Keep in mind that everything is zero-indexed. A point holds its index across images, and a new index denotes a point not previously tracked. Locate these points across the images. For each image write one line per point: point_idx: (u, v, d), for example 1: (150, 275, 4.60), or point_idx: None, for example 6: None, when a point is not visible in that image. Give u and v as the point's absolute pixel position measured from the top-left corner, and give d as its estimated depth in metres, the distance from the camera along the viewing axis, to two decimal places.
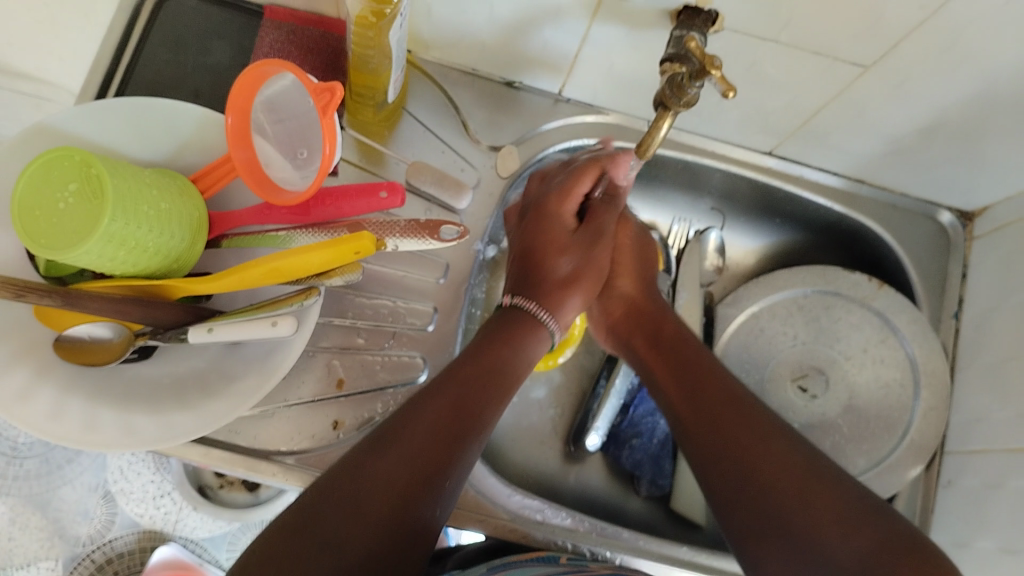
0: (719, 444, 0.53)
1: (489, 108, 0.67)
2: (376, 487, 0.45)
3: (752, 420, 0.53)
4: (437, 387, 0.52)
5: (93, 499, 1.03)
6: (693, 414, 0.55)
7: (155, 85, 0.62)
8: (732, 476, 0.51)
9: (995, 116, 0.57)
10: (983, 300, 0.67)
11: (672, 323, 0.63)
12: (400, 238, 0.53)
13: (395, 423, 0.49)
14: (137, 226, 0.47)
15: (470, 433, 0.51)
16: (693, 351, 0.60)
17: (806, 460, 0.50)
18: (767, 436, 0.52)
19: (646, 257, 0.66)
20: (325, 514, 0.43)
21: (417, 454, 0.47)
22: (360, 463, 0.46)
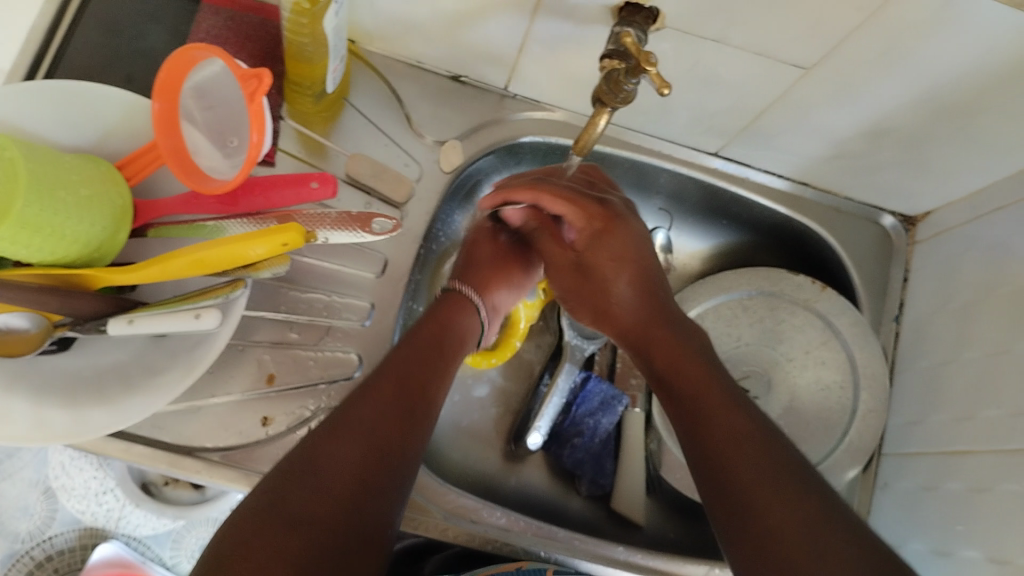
0: (719, 476, 0.48)
1: (434, 101, 0.66)
2: (342, 464, 0.46)
3: (762, 453, 0.48)
4: (391, 359, 0.54)
5: (34, 494, 0.99)
6: (695, 442, 0.51)
7: (86, 68, 0.60)
8: (726, 505, 0.47)
9: (936, 122, 0.57)
10: (923, 305, 0.68)
11: (665, 338, 0.57)
12: (332, 231, 0.52)
13: (354, 401, 0.50)
14: (54, 213, 0.46)
15: (419, 409, 0.52)
16: (690, 376, 0.54)
17: (819, 502, 0.45)
18: (763, 447, 0.48)
19: (588, 290, 0.62)
20: (292, 491, 0.44)
21: (377, 431, 0.48)
22: (321, 440, 0.47)
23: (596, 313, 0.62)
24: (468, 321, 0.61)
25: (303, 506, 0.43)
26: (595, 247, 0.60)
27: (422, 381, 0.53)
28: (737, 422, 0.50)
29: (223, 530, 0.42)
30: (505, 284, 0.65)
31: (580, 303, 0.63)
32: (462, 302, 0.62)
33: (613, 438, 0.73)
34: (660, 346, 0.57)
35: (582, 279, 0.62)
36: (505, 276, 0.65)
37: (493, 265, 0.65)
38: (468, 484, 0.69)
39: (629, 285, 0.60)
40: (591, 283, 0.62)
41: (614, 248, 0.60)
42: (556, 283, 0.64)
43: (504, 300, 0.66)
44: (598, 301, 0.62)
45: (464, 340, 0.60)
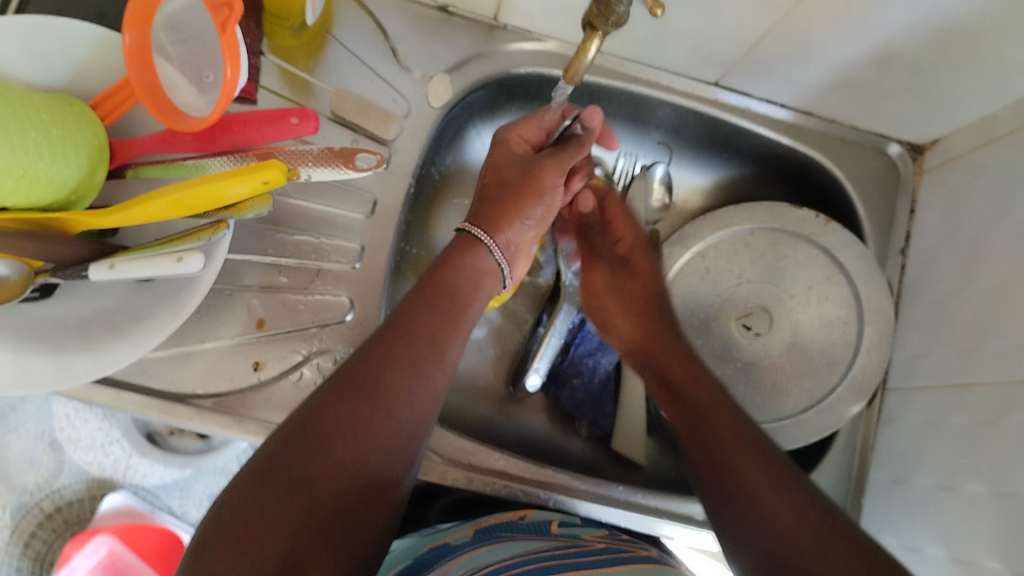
0: (726, 483, 0.48)
1: (420, 33, 0.64)
2: (352, 427, 0.43)
3: (765, 462, 0.48)
4: (404, 309, 0.50)
5: (40, 446, 0.99)
6: (702, 452, 0.51)
7: (56, 4, 0.58)
8: (734, 505, 0.47)
9: (945, 43, 0.54)
10: (930, 236, 0.66)
11: (681, 360, 0.57)
12: (314, 168, 0.50)
13: (365, 353, 0.47)
14: (24, 152, 0.44)
15: (434, 362, 0.48)
16: (705, 391, 0.54)
17: (820, 506, 0.44)
18: (775, 465, 0.47)
19: (632, 287, 0.64)
20: (294, 452, 0.41)
21: (389, 390, 0.45)
22: (329, 399, 0.44)
23: (629, 308, 0.63)
24: (481, 262, 0.54)
25: (306, 471, 0.41)
26: (640, 252, 0.65)
27: (436, 331, 0.49)
28: (739, 434, 0.50)
29: (224, 491, 0.40)
30: (522, 215, 0.56)
31: (611, 298, 0.65)
32: (473, 245, 0.54)
33: (613, 378, 0.71)
34: (673, 356, 0.58)
35: (622, 278, 0.65)
36: (523, 206, 0.56)
37: (508, 194, 0.56)
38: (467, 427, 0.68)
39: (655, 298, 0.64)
40: (633, 282, 0.64)
41: (653, 265, 0.65)
42: (590, 278, 0.66)
43: (523, 233, 0.57)
44: (636, 299, 0.63)
45: (481, 282, 0.54)
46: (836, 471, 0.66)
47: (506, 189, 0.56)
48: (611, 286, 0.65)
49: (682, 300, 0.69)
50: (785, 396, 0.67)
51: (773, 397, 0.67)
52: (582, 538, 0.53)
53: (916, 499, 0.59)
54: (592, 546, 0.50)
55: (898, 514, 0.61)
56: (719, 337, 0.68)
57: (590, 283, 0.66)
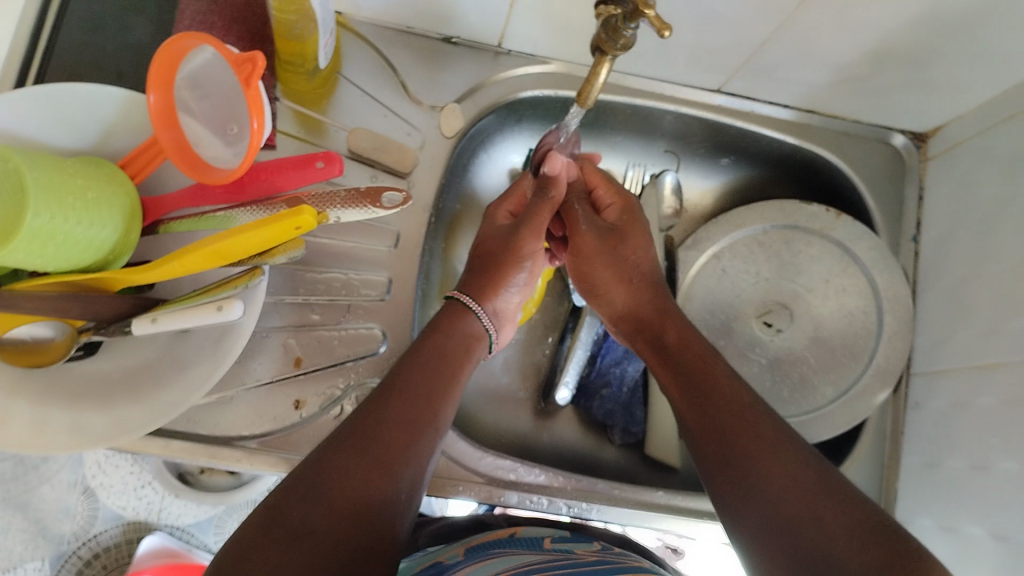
0: (726, 452, 0.47)
1: (427, 65, 0.65)
2: (354, 477, 0.43)
3: (763, 431, 0.47)
4: (400, 368, 0.50)
5: (74, 495, 0.98)
6: (700, 423, 0.49)
7: (74, 68, 0.60)
8: (728, 470, 0.46)
9: (941, 37, 0.56)
10: (940, 222, 0.67)
11: (676, 326, 0.56)
12: (342, 210, 0.51)
13: (363, 414, 0.47)
14: (63, 219, 0.45)
15: (430, 419, 0.49)
16: (695, 352, 0.53)
17: (814, 468, 0.44)
18: (778, 441, 0.46)
19: (623, 251, 0.60)
20: (297, 501, 0.41)
21: (388, 443, 0.45)
22: (330, 453, 0.44)
23: (622, 275, 0.59)
24: (471, 326, 0.55)
25: (309, 519, 0.40)
26: (630, 214, 0.62)
27: (433, 390, 0.50)
28: (734, 403, 0.49)
29: (227, 543, 0.39)
30: (508, 282, 0.58)
31: (605, 265, 0.60)
32: (462, 312, 0.56)
33: (640, 386, 0.72)
34: (670, 324, 0.56)
35: (613, 238, 0.60)
36: (507, 275, 0.58)
37: (494, 263, 0.58)
38: (503, 445, 0.69)
39: (651, 260, 0.60)
40: (624, 248, 0.60)
41: (644, 227, 0.62)
42: (583, 243, 0.61)
43: (509, 299, 0.58)
44: (628, 263, 0.60)
45: (471, 346, 0.55)
46: (869, 457, 0.66)
47: (490, 258, 0.58)
48: (601, 249, 0.60)
49: (701, 303, 0.71)
50: (811, 389, 0.68)
51: (798, 397, 0.68)
52: (575, 553, 0.52)
53: (952, 481, 0.60)
54: (585, 558, 0.50)
55: (935, 497, 0.62)
56: (740, 335, 0.70)
57: (580, 250, 0.61)
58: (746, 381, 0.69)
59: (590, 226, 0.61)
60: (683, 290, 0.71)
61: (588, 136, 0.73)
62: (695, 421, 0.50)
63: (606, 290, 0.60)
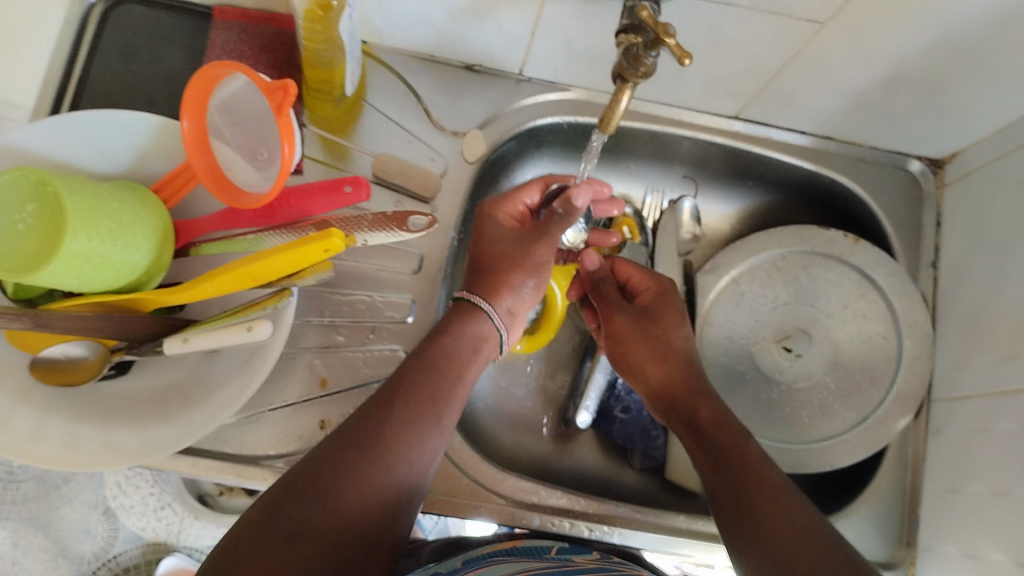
0: (754, 529, 0.48)
1: (450, 93, 0.67)
2: (352, 480, 0.44)
3: (794, 514, 0.47)
4: (405, 368, 0.51)
5: (94, 516, 0.97)
6: (730, 499, 0.50)
7: (109, 96, 0.62)
8: (756, 546, 0.47)
9: (956, 64, 0.57)
10: (958, 247, 0.68)
11: (709, 406, 0.57)
12: (369, 233, 0.53)
13: (366, 414, 0.48)
14: (99, 242, 0.46)
15: (432, 423, 0.49)
16: (726, 429, 0.54)
17: (843, 556, 0.45)
18: (808, 524, 0.47)
19: (655, 332, 0.61)
20: (294, 500, 0.42)
21: (389, 445, 0.46)
22: (330, 452, 0.45)
23: (656, 354, 0.60)
24: (482, 326, 0.55)
25: (307, 521, 0.41)
26: (664, 299, 0.62)
27: (436, 392, 0.50)
28: (766, 480, 0.50)
29: (226, 536, 0.41)
30: (520, 281, 0.56)
31: (638, 344, 0.61)
32: (473, 311, 0.55)
33: None
34: (700, 399, 0.57)
35: (643, 319, 0.61)
36: (522, 278, 0.56)
37: (505, 265, 0.56)
38: (523, 467, 0.70)
39: (686, 342, 0.61)
40: (656, 328, 0.61)
41: (679, 313, 0.62)
42: (616, 325, 0.62)
43: (523, 299, 0.57)
44: (663, 343, 0.60)
45: (480, 347, 0.54)
46: (890, 483, 0.66)
47: (501, 259, 0.56)
48: (632, 330, 0.61)
49: (720, 327, 0.71)
50: (831, 413, 0.68)
51: (818, 422, 0.68)
52: (574, 562, 0.53)
53: (974, 506, 0.60)
54: (582, 566, 0.52)
55: (956, 523, 0.61)
56: (759, 360, 0.70)
57: (614, 333, 0.62)
58: (765, 405, 0.69)
59: (624, 309, 0.62)
60: (702, 313, 0.71)
61: (606, 161, 0.74)
62: (722, 487, 0.51)
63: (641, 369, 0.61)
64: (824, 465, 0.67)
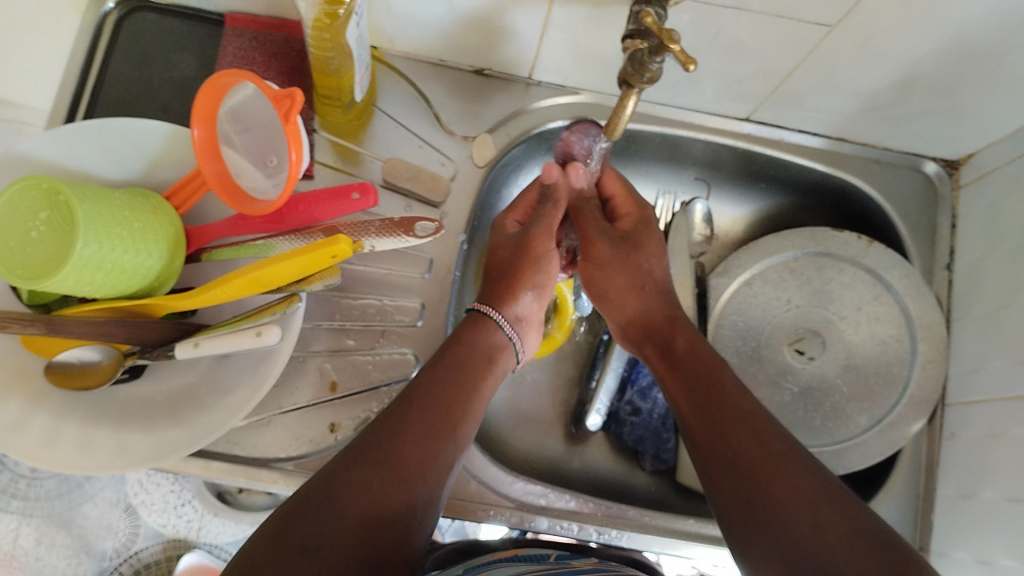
0: (732, 464, 0.48)
1: (461, 97, 0.67)
2: (370, 489, 0.45)
3: (763, 434, 0.48)
4: (420, 383, 0.52)
5: (116, 513, 0.97)
6: (705, 431, 0.50)
7: (124, 104, 0.63)
8: (723, 467, 0.48)
9: (970, 66, 0.56)
10: (974, 249, 0.67)
11: (686, 334, 0.57)
12: (377, 239, 0.53)
13: (380, 426, 0.49)
14: (111, 249, 0.47)
15: (447, 435, 0.50)
16: (703, 361, 0.54)
17: (817, 479, 0.45)
18: (780, 452, 0.47)
19: (636, 260, 0.61)
20: (313, 509, 0.43)
21: (400, 462, 0.47)
22: (346, 464, 0.46)
23: (634, 283, 0.60)
24: (492, 338, 0.57)
25: (321, 532, 0.42)
26: (643, 227, 0.63)
27: (450, 405, 0.51)
28: (742, 409, 0.50)
29: (237, 551, 0.41)
30: (527, 286, 0.59)
31: (616, 271, 0.61)
32: (483, 322, 0.57)
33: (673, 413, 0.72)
34: (679, 330, 0.58)
35: (625, 248, 0.61)
36: (526, 279, 0.59)
37: (511, 270, 0.60)
38: (533, 469, 0.70)
39: (662, 270, 0.61)
40: (638, 256, 0.61)
41: (655, 239, 0.63)
42: (596, 249, 0.61)
43: (529, 307, 0.60)
44: (643, 273, 0.61)
45: (493, 356, 0.57)
46: (903, 489, 0.65)
47: (506, 266, 0.60)
48: (610, 256, 0.61)
49: (732, 329, 0.71)
50: (843, 416, 0.68)
51: (831, 425, 0.68)
52: (574, 565, 0.53)
53: (987, 512, 0.59)
54: (580, 568, 0.53)
55: (970, 528, 0.61)
56: (772, 362, 0.70)
57: (592, 257, 0.61)
58: (781, 409, 0.69)
59: (606, 233, 0.61)
60: (713, 316, 0.71)
61: (618, 164, 0.74)
62: (696, 419, 0.51)
63: (618, 297, 0.61)
64: (837, 469, 0.66)
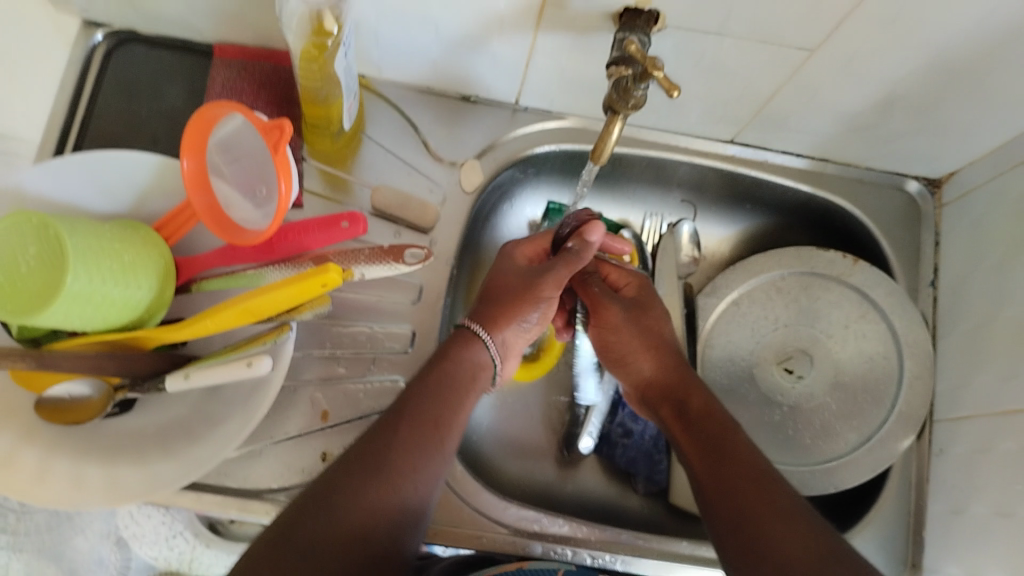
0: (740, 521, 0.48)
1: (448, 124, 0.68)
2: (360, 504, 0.45)
3: (773, 492, 0.49)
4: (412, 392, 0.51)
5: (106, 545, 0.94)
6: (716, 489, 0.51)
7: (112, 136, 0.63)
8: (732, 517, 0.49)
9: (949, 88, 0.57)
10: (957, 266, 0.68)
11: (701, 393, 0.57)
12: (366, 266, 0.53)
13: (372, 436, 0.48)
14: (102, 282, 0.47)
15: (437, 445, 0.50)
16: (717, 421, 0.55)
17: (822, 535, 0.46)
18: (787, 508, 0.48)
19: (645, 321, 0.62)
20: (302, 532, 0.43)
21: (393, 476, 0.47)
22: (334, 479, 0.46)
23: (647, 344, 0.61)
24: (479, 355, 0.55)
25: (314, 550, 0.42)
26: (648, 293, 0.63)
27: (441, 416, 0.51)
28: (751, 468, 0.51)
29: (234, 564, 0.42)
30: (519, 317, 0.57)
31: (632, 334, 0.61)
32: (472, 340, 0.55)
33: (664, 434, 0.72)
34: (693, 387, 0.58)
35: (636, 312, 0.62)
36: (523, 311, 0.57)
37: (508, 297, 0.57)
38: (526, 494, 0.70)
39: (669, 333, 0.62)
40: (647, 319, 0.62)
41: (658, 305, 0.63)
42: (607, 315, 0.62)
43: (519, 334, 0.58)
44: (655, 335, 0.61)
45: (479, 373, 0.55)
46: (895, 507, 0.65)
47: (505, 293, 0.58)
48: (621, 323, 0.61)
49: (721, 350, 0.72)
50: (833, 435, 0.68)
51: (821, 443, 0.68)
52: None
53: (978, 528, 0.60)
54: None
55: (962, 545, 0.61)
56: (761, 382, 0.71)
57: (605, 323, 0.62)
58: (769, 428, 0.69)
59: (614, 299, 0.62)
60: (702, 337, 0.72)
61: (605, 187, 0.75)
62: (708, 478, 0.52)
63: (633, 359, 0.61)
64: (828, 488, 0.66)
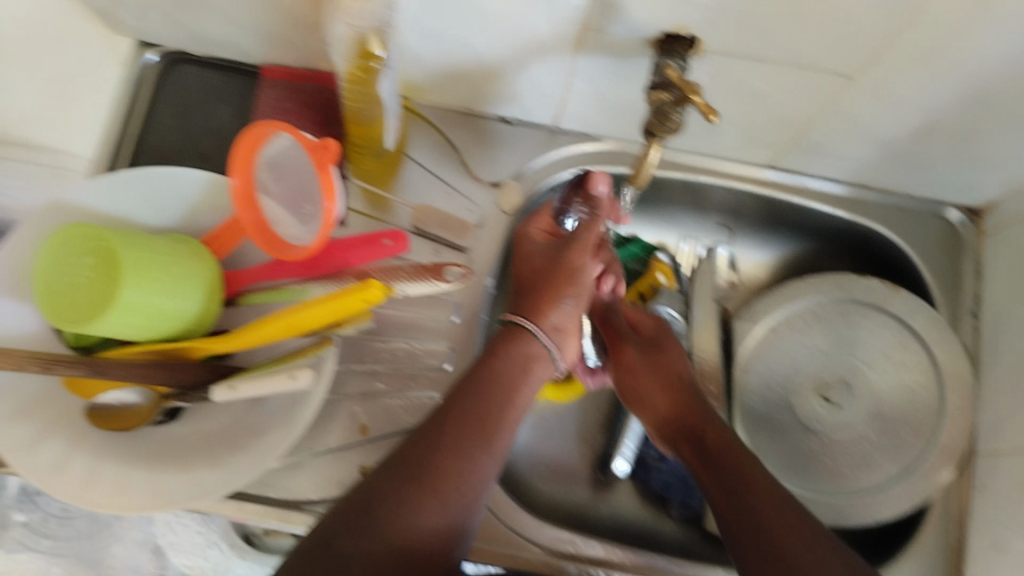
0: (760, 541, 0.48)
1: (488, 145, 0.69)
2: (402, 503, 0.46)
3: (794, 517, 0.49)
4: (459, 394, 0.52)
5: (144, 553, 0.91)
6: (733, 509, 0.51)
7: (164, 153, 0.65)
8: (750, 537, 0.49)
9: (987, 116, 0.57)
10: (999, 296, 0.67)
11: (717, 427, 0.57)
12: (407, 284, 0.54)
13: (419, 438, 0.49)
14: (153, 293, 0.49)
15: (484, 445, 0.50)
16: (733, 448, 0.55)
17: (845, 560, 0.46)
18: (809, 532, 0.48)
19: (662, 362, 0.63)
20: (346, 531, 0.44)
21: (438, 475, 0.47)
22: (381, 480, 0.47)
23: (663, 382, 0.62)
24: (529, 347, 0.57)
25: (357, 547, 0.43)
26: (665, 334, 0.66)
27: (487, 415, 0.51)
28: (772, 491, 0.51)
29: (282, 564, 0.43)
30: (561, 296, 0.60)
31: (645, 373, 0.63)
32: (518, 334, 0.57)
33: None
34: (707, 418, 0.58)
35: (652, 353, 0.64)
36: (561, 289, 0.60)
37: (546, 279, 0.60)
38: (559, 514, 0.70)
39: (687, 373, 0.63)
40: (663, 358, 0.63)
41: (678, 350, 0.65)
42: (625, 355, 0.64)
43: (567, 314, 0.60)
44: (669, 371, 0.62)
45: (530, 366, 0.56)
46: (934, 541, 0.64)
47: (540, 278, 0.61)
48: (637, 364, 0.63)
49: (758, 376, 0.72)
50: (871, 463, 0.67)
51: (859, 474, 0.67)
52: None
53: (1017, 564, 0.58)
54: None
55: None
56: (797, 409, 0.70)
57: (623, 364, 0.64)
58: (806, 455, 0.69)
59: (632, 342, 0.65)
60: (739, 359, 0.72)
61: (642, 209, 0.76)
62: (725, 500, 0.52)
63: (648, 397, 0.62)
64: (866, 518, 0.65)
